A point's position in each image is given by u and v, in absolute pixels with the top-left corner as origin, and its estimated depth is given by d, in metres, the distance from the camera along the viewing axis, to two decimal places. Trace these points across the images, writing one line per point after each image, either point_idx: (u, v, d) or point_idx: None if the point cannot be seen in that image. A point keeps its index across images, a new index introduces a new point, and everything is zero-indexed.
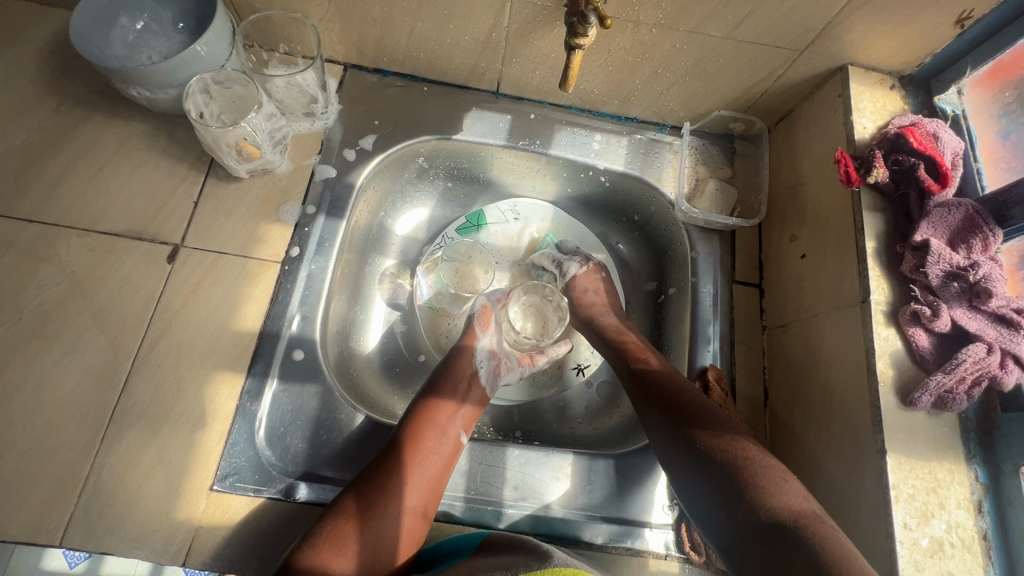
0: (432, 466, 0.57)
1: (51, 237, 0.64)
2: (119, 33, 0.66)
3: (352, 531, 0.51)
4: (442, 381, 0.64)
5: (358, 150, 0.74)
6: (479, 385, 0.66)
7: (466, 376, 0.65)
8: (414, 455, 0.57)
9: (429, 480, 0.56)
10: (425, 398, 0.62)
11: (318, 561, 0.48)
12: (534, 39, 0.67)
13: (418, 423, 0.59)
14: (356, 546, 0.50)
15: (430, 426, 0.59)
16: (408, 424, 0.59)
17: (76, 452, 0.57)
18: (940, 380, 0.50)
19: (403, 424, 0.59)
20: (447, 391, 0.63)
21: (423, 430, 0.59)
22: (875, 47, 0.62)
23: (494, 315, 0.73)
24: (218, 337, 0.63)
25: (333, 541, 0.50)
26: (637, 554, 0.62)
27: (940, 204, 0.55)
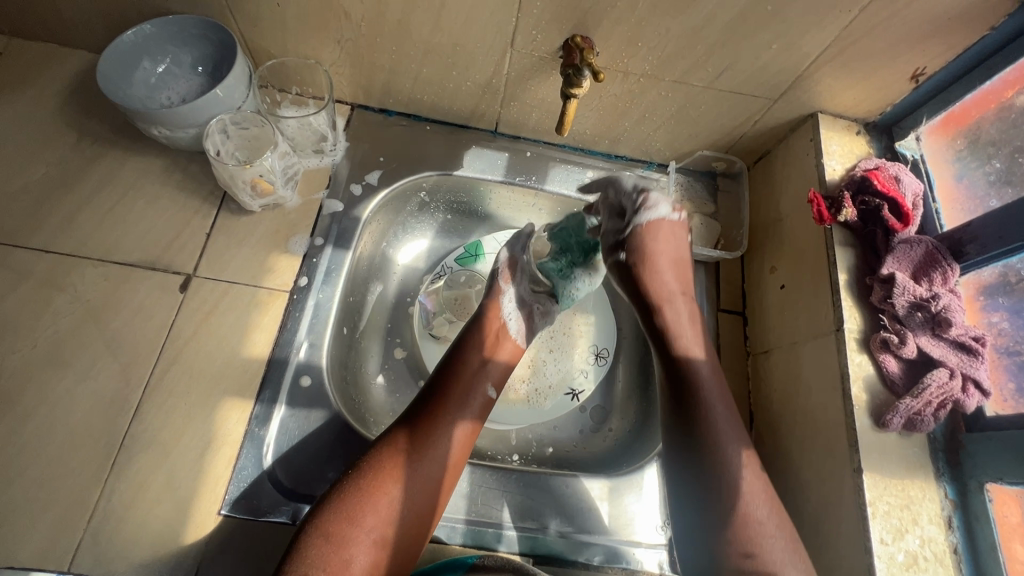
0: (437, 468, 0.58)
1: (67, 267, 0.66)
2: (141, 76, 0.70)
3: (379, 493, 0.55)
4: (466, 351, 0.67)
5: (364, 185, 0.78)
6: (510, 336, 0.70)
7: (492, 332, 0.69)
8: (417, 458, 0.58)
9: (432, 482, 0.58)
10: (450, 365, 0.65)
11: (345, 522, 0.53)
12: (531, 85, 0.73)
13: (444, 391, 0.63)
14: (381, 506, 0.54)
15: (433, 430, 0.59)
16: (434, 392, 0.63)
17: (87, 477, 0.58)
18: (909, 403, 0.54)
19: (430, 393, 0.63)
20: (451, 396, 0.62)
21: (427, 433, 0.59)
22: (842, 97, 0.68)
23: (518, 266, 0.74)
24: (227, 363, 0.65)
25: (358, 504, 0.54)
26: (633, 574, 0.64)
27: (903, 240, 0.61)
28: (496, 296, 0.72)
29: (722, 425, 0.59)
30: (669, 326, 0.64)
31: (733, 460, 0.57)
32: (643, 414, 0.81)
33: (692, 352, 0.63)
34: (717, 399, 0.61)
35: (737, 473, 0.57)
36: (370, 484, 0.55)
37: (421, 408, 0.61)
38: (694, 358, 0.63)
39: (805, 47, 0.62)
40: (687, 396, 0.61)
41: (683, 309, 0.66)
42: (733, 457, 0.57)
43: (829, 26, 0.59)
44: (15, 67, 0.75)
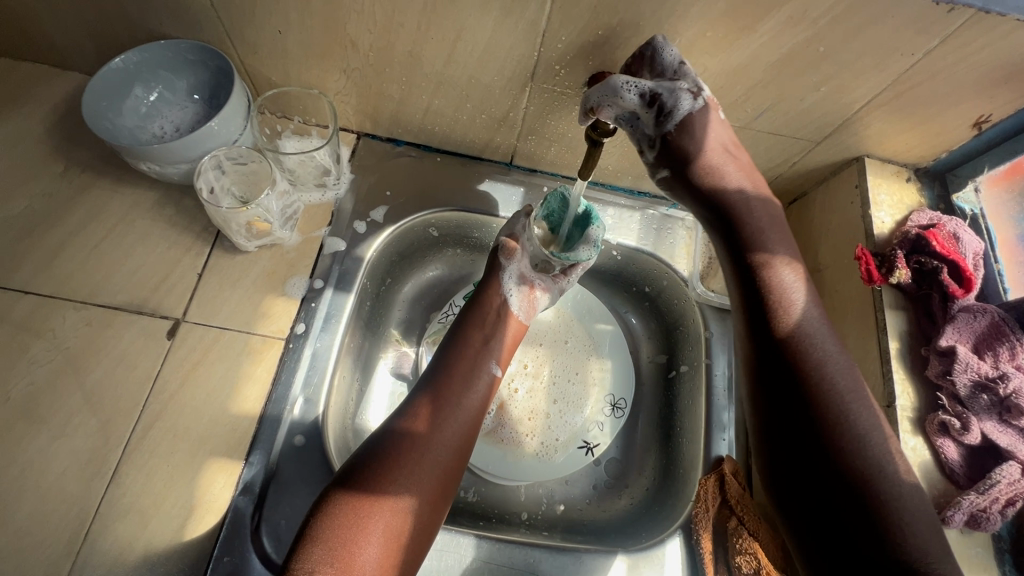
0: (447, 451, 0.56)
1: (47, 310, 0.62)
2: (131, 103, 0.65)
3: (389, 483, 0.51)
4: (467, 331, 0.65)
5: (368, 222, 0.73)
6: (513, 314, 0.68)
7: (493, 309, 0.67)
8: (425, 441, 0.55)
9: (442, 466, 0.55)
10: (452, 344, 0.64)
11: (355, 515, 0.49)
12: (551, 120, 0.67)
13: (447, 371, 0.61)
14: (394, 494, 0.51)
15: (437, 414, 0.57)
16: (438, 372, 0.61)
17: (58, 548, 0.53)
18: (973, 499, 0.48)
19: (433, 373, 0.61)
20: (457, 378, 0.60)
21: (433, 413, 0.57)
22: (893, 142, 0.62)
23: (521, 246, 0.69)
24: (216, 420, 0.60)
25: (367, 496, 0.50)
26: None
27: (964, 308, 0.54)
28: (498, 272, 0.69)
29: (850, 400, 0.48)
30: (774, 301, 0.52)
31: (872, 454, 0.47)
32: (661, 473, 0.75)
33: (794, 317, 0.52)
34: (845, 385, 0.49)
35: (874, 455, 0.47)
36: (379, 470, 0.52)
37: (425, 390, 0.59)
38: (819, 346, 0.50)
39: (858, 90, 0.56)
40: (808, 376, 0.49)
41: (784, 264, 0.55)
42: (871, 445, 0.47)
43: (888, 69, 0.53)
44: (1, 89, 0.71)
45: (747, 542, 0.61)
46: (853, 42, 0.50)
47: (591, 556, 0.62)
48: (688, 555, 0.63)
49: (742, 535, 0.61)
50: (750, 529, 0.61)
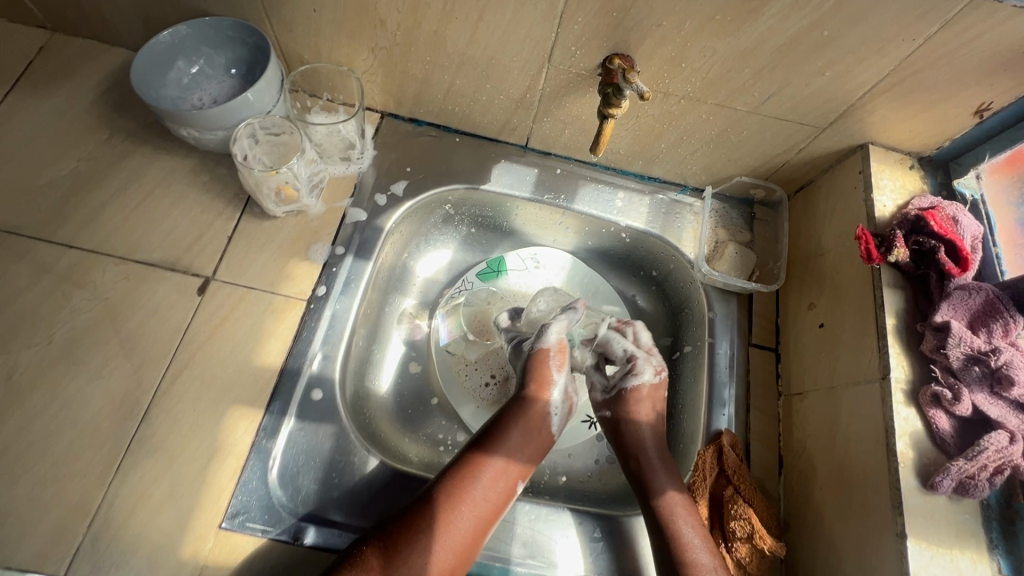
0: (488, 511, 0.59)
1: (88, 263, 0.66)
2: (175, 75, 0.70)
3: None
4: (504, 430, 0.64)
5: (389, 195, 0.76)
6: (550, 425, 0.67)
7: (536, 411, 0.66)
8: (471, 497, 0.59)
9: (480, 524, 0.59)
10: (486, 442, 0.63)
11: None
12: (566, 102, 0.70)
13: (475, 477, 0.60)
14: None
15: (488, 472, 0.61)
16: (465, 468, 0.61)
17: (91, 480, 0.57)
18: (961, 466, 0.50)
19: (463, 465, 0.61)
20: (513, 436, 0.64)
21: (483, 471, 0.61)
22: (896, 129, 0.65)
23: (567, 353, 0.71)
24: (240, 371, 0.64)
25: None
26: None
27: (960, 286, 0.56)
28: (549, 384, 0.68)
29: (671, 500, 0.62)
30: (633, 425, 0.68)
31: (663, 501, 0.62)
32: None
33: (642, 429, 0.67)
34: (667, 479, 0.64)
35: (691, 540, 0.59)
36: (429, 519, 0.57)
37: (450, 483, 0.60)
38: (645, 442, 0.66)
39: (861, 75, 0.58)
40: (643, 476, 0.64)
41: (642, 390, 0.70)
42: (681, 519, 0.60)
43: (890, 55, 0.56)
44: (53, 60, 0.76)
45: (742, 509, 0.61)
46: (855, 27, 0.53)
47: (603, 529, 0.64)
48: None
49: (737, 503, 0.62)
50: (746, 499, 0.62)
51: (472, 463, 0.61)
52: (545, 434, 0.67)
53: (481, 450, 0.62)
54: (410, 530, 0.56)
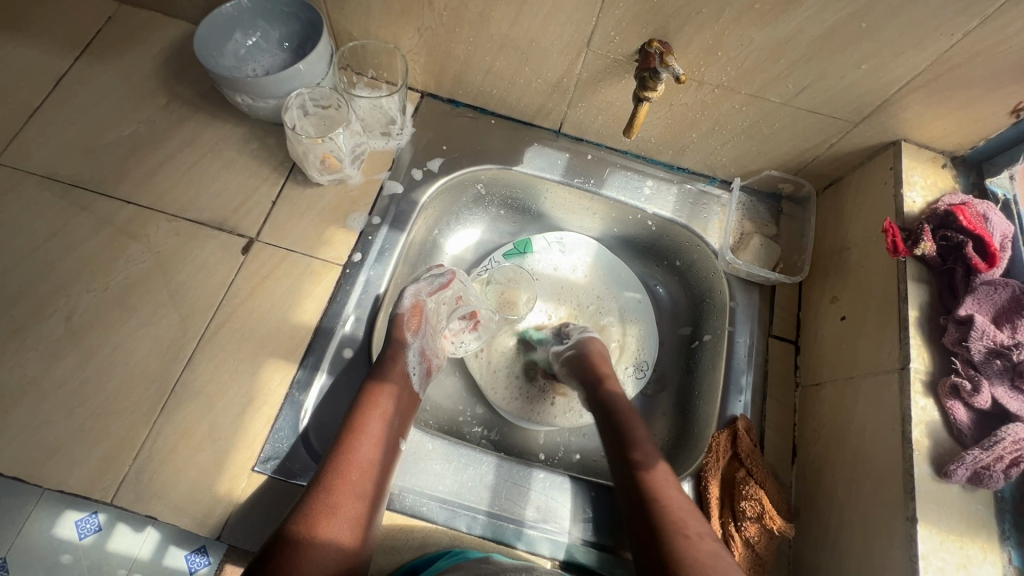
0: (388, 450, 0.60)
1: (145, 218, 0.71)
2: (232, 47, 0.74)
3: (332, 506, 0.53)
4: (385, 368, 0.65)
5: (425, 171, 0.79)
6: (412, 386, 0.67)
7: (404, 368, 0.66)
8: (364, 441, 0.58)
9: (383, 466, 0.59)
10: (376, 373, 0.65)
11: (314, 528, 0.51)
12: (601, 88, 0.72)
13: (376, 399, 0.62)
14: (341, 513, 0.53)
15: (377, 414, 0.61)
16: (365, 395, 0.62)
17: (138, 416, 0.61)
18: (977, 455, 0.51)
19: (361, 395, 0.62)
20: (392, 378, 0.65)
21: (375, 415, 0.61)
22: (930, 126, 0.65)
23: (423, 314, 0.72)
24: (278, 327, 0.67)
25: (319, 515, 0.52)
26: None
27: (986, 281, 0.57)
28: (404, 347, 0.68)
29: (660, 477, 0.58)
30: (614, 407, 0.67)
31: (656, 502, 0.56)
32: (673, 436, 0.78)
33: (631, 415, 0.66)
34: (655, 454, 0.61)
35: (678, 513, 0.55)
36: (332, 477, 0.55)
37: (360, 410, 0.61)
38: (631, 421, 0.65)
39: (897, 69, 0.59)
40: (627, 452, 0.62)
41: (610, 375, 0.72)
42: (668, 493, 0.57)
43: (929, 49, 0.56)
44: (119, 29, 0.81)
45: (753, 490, 0.63)
46: (894, 19, 0.54)
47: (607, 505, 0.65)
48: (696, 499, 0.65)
49: (749, 484, 0.63)
50: (757, 481, 0.63)
51: (362, 403, 0.61)
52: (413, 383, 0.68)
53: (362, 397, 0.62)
54: (339, 459, 0.57)
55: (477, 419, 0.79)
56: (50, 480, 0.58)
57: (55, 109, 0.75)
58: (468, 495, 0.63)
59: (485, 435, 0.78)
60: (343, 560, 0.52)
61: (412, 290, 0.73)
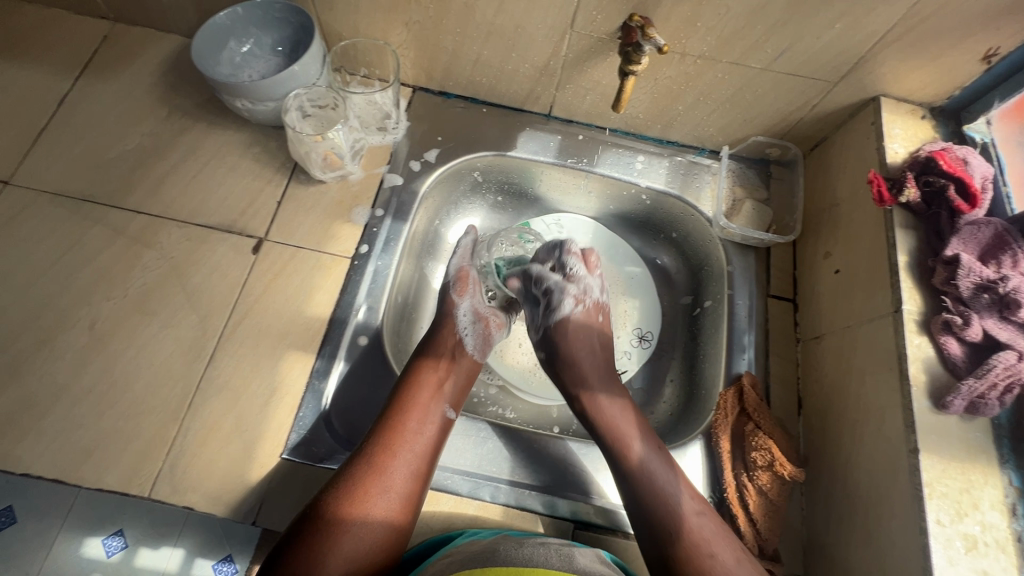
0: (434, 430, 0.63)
1: (156, 227, 0.73)
2: (227, 55, 0.76)
3: (369, 486, 0.56)
4: (426, 355, 0.68)
5: (422, 162, 0.81)
6: (467, 352, 0.71)
7: (449, 350, 0.70)
8: (411, 422, 0.61)
9: (428, 445, 0.61)
10: (419, 359, 0.68)
11: (349, 505, 0.55)
12: (588, 68, 0.74)
13: (419, 383, 0.65)
14: (382, 493, 0.56)
15: (416, 406, 0.63)
16: (409, 380, 0.65)
17: (167, 414, 0.64)
18: (971, 385, 0.53)
19: (404, 380, 0.65)
20: (434, 359, 0.68)
21: (421, 395, 0.64)
22: (906, 80, 0.68)
23: (471, 277, 0.77)
24: (294, 321, 0.69)
25: (355, 493, 0.56)
26: (624, 537, 0.64)
27: (970, 222, 0.59)
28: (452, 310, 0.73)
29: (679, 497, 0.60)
30: (614, 435, 0.65)
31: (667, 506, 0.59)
32: (682, 400, 0.79)
33: (628, 435, 0.65)
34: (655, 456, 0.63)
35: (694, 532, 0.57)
36: (371, 458, 0.58)
37: (402, 395, 0.63)
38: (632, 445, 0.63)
39: (870, 26, 0.61)
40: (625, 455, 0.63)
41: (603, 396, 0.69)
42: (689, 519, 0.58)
43: (897, 4, 0.59)
44: (115, 47, 0.83)
45: (762, 440, 0.65)
46: None
47: None
48: (709, 457, 0.68)
49: (758, 435, 0.65)
50: (766, 432, 0.66)
51: (408, 386, 0.64)
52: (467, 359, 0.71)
53: (409, 375, 0.65)
54: (381, 442, 0.59)
55: (490, 399, 0.81)
56: (88, 480, 0.61)
57: (61, 129, 0.77)
58: (489, 466, 0.66)
59: (499, 413, 0.79)
60: (385, 535, 0.55)
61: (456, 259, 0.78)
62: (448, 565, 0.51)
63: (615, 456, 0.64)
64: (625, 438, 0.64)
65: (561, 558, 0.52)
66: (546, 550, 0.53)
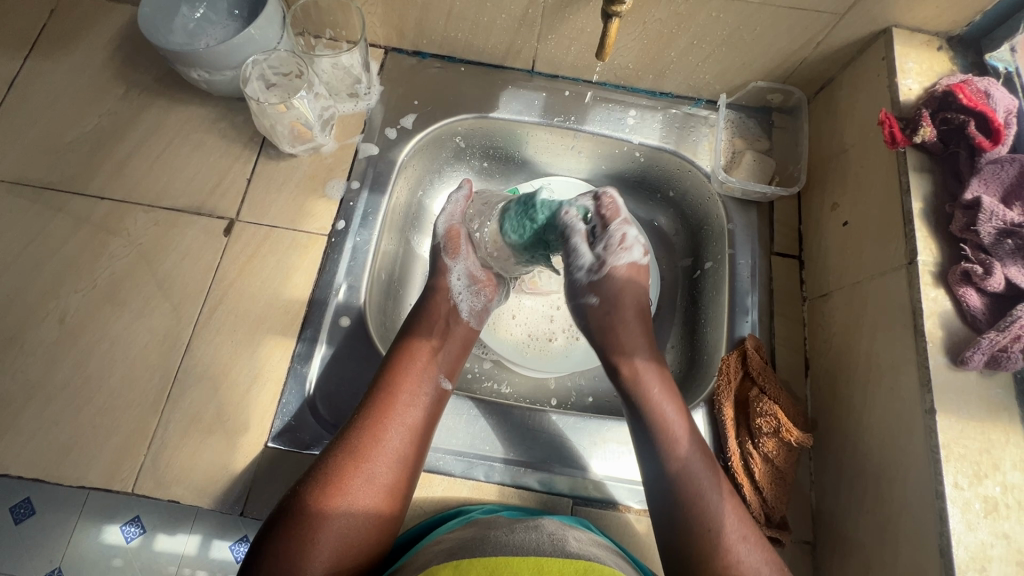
0: (425, 416, 0.59)
1: (121, 212, 0.69)
2: (180, 22, 0.71)
3: (347, 479, 0.52)
4: (416, 327, 0.64)
5: (398, 129, 0.76)
6: (462, 320, 0.68)
7: (442, 318, 0.66)
8: (398, 408, 0.57)
9: (417, 431, 0.57)
10: (408, 335, 0.63)
11: (326, 500, 0.51)
12: (570, 15, 0.68)
13: (405, 364, 0.60)
14: (365, 487, 0.52)
15: (418, 360, 0.61)
16: (393, 361, 0.61)
17: (146, 406, 0.61)
18: (993, 338, 0.49)
19: (389, 360, 0.61)
20: (422, 334, 0.64)
21: (410, 375, 0.60)
22: (920, 7, 0.61)
23: (462, 236, 0.70)
24: (271, 304, 0.66)
25: (333, 487, 0.51)
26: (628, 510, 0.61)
27: (992, 160, 0.54)
28: (444, 274, 0.69)
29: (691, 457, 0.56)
30: (667, 439, 0.57)
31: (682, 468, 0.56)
32: (684, 366, 0.76)
33: (686, 460, 0.56)
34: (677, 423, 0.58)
35: (699, 503, 0.54)
36: (350, 450, 0.54)
37: (385, 376, 0.59)
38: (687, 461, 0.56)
39: None
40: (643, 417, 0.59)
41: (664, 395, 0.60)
42: (697, 483, 0.55)
43: None
44: (64, 22, 0.78)
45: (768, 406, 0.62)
46: None
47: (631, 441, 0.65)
48: (712, 425, 0.65)
49: (763, 400, 0.62)
50: (771, 397, 0.62)
51: (394, 366, 0.60)
52: (460, 329, 0.67)
53: (396, 353, 0.62)
54: (363, 430, 0.55)
55: (485, 373, 0.78)
56: (69, 478, 0.59)
57: (13, 113, 0.73)
58: (482, 444, 0.64)
59: (494, 388, 0.77)
60: (368, 529, 0.51)
61: (443, 216, 0.72)
62: (437, 553, 0.48)
63: (649, 429, 0.58)
64: (650, 394, 0.60)
65: (554, 541, 0.49)
66: (539, 535, 0.50)
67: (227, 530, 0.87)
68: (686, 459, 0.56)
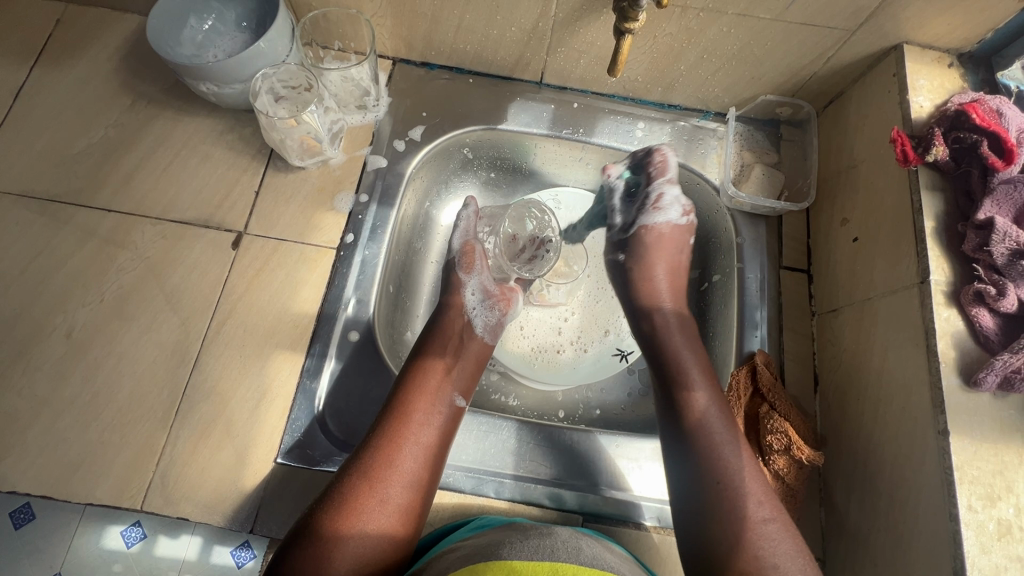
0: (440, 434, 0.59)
1: (128, 226, 0.69)
2: (187, 34, 0.70)
3: (363, 500, 0.52)
4: (428, 345, 0.64)
5: (407, 141, 0.76)
6: (475, 335, 0.68)
7: (455, 335, 0.66)
8: (413, 427, 0.57)
9: (432, 450, 0.57)
10: (421, 353, 0.63)
11: (342, 522, 0.50)
12: (580, 28, 0.68)
13: (419, 382, 0.60)
14: (380, 508, 0.52)
15: (434, 379, 0.61)
16: (408, 379, 0.61)
17: (154, 423, 0.61)
18: (1007, 360, 0.49)
19: (403, 378, 0.61)
20: (433, 352, 0.64)
21: (425, 393, 0.60)
22: (931, 25, 0.61)
23: (477, 251, 0.73)
24: (280, 318, 0.66)
25: (349, 509, 0.51)
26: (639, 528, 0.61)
27: (1005, 180, 0.54)
28: (460, 288, 0.70)
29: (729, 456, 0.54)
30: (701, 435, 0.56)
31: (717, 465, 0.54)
32: None
33: (719, 455, 0.54)
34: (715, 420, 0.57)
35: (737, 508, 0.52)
36: (365, 470, 0.54)
37: (400, 395, 0.59)
38: (716, 441, 0.55)
39: None
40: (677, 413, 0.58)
41: (699, 379, 0.60)
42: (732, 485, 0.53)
43: None
44: (70, 31, 0.77)
45: (778, 423, 0.62)
46: None
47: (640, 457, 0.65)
48: None
49: (773, 417, 0.62)
50: (781, 414, 0.62)
51: (409, 385, 0.60)
52: (474, 345, 0.67)
53: (409, 371, 0.62)
54: (379, 450, 0.55)
55: (493, 386, 0.77)
56: (77, 495, 0.59)
57: (18, 124, 0.72)
58: (492, 461, 0.64)
59: (502, 402, 0.76)
60: (384, 550, 0.51)
61: (460, 233, 0.75)
62: (453, 561, 0.48)
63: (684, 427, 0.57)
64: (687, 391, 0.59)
65: (570, 549, 0.48)
66: (553, 541, 0.49)
67: (228, 535, 0.83)
68: (721, 459, 0.54)
